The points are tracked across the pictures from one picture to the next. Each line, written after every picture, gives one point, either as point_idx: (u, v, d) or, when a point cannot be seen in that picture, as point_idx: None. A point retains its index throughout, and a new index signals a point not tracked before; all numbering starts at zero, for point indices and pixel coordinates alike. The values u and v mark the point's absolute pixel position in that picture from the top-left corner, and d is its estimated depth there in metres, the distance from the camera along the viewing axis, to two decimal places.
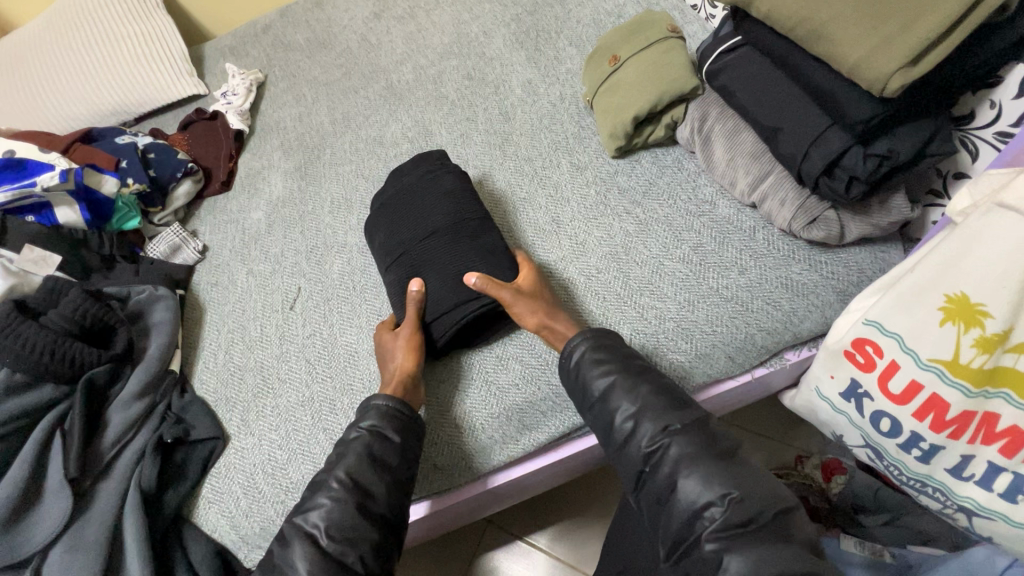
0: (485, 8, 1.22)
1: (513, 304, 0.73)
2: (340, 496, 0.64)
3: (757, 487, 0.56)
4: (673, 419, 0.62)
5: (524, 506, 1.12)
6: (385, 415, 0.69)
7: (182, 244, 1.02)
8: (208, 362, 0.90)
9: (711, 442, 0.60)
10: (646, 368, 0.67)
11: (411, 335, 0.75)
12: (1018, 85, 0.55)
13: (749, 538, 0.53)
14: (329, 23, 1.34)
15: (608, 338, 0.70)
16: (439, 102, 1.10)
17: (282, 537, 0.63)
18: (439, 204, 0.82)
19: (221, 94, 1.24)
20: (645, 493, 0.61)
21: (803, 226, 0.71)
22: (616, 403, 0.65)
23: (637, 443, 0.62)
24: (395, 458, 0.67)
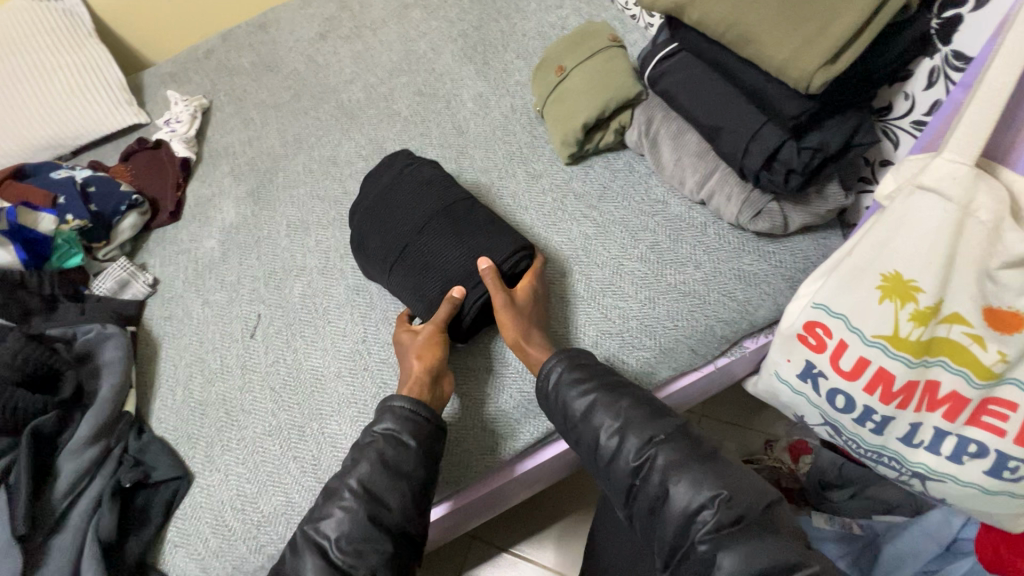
0: (432, 25, 1.23)
1: (500, 311, 0.73)
2: (352, 506, 0.63)
3: (744, 486, 0.58)
4: (655, 430, 0.63)
5: (517, 513, 1.11)
6: (401, 419, 0.67)
7: (131, 279, 0.98)
8: (166, 400, 0.86)
9: (694, 448, 0.61)
10: (624, 384, 0.68)
11: (434, 338, 0.73)
12: (926, 78, 0.60)
13: (743, 539, 0.54)
14: (274, 46, 1.33)
15: (587, 358, 0.71)
16: (392, 119, 1.10)
17: (293, 546, 0.63)
18: (420, 194, 0.82)
19: (164, 122, 1.20)
20: (638, 503, 0.62)
21: (749, 218, 0.75)
22: (598, 419, 0.66)
23: (623, 457, 0.63)
24: (410, 462, 0.65)
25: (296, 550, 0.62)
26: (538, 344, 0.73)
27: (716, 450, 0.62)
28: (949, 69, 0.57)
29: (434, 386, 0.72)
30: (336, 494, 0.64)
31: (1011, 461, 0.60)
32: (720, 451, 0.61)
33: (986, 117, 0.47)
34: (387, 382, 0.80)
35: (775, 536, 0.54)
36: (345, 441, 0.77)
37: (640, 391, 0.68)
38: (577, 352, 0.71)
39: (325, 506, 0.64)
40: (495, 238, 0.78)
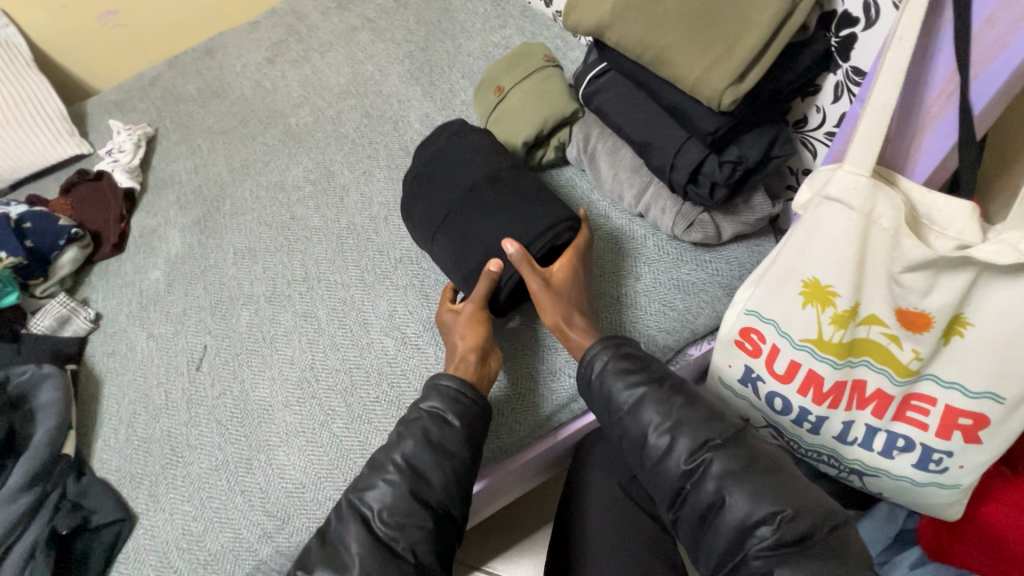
0: (379, 47, 1.24)
1: (538, 293, 0.72)
2: (397, 480, 0.62)
3: (808, 500, 0.56)
4: (710, 433, 0.61)
5: (498, 524, 1.10)
6: (447, 398, 0.67)
7: (72, 315, 0.95)
8: (109, 439, 0.84)
9: (751, 455, 0.59)
10: (676, 382, 0.66)
11: (478, 317, 0.74)
12: (832, 93, 0.63)
13: (807, 559, 0.53)
14: (221, 72, 1.31)
15: (635, 348, 0.69)
16: (339, 142, 1.10)
17: (338, 511, 0.62)
18: (471, 156, 0.82)
19: (107, 152, 1.18)
20: (684, 511, 0.60)
21: (683, 230, 0.77)
22: (649, 414, 0.63)
23: (675, 458, 0.61)
24: (455, 443, 0.65)
25: (340, 516, 0.62)
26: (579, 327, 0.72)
27: (773, 458, 0.60)
28: (851, 84, 0.60)
29: (479, 366, 0.72)
30: (382, 466, 0.63)
31: (936, 453, 0.63)
32: (778, 461, 0.59)
33: (875, 135, 0.50)
34: (335, 409, 0.79)
35: (840, 554, 0.53)
36: (293, 471, 0.75)
37: (693, 389, 0.66)
38: (621, 340, 0.69)
39: (370, 476, 0.63)
40: (537, 207, 0.76)
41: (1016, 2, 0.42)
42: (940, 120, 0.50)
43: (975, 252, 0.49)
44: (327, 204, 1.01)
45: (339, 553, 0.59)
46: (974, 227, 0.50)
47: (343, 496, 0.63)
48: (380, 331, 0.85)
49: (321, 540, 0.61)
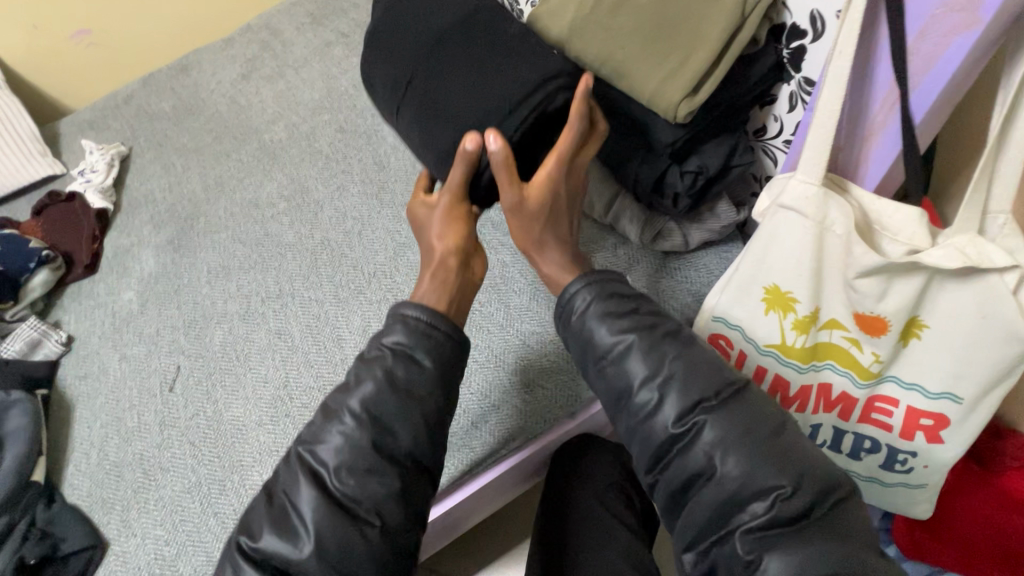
0: (353, 62, 1.24)
1: (510, 213, 0.63)
2: (355, 432, 0.56)
3: (811, 475, 0.51)
4: (706, 393, 0.54)
5: (480, 535, 1.08)
6: (415, 332, 0.60)
7: (43, 339, 0.94)
8: (80, 464, 0.83)
9: (751, 417, 0.53)
10: (668, 328, 0.59)
11: (456, 221, 0.65)
12: (787, 102, 0.64)
13: (805, 543, 0.48)
14: (195, 89, 1.31)
15: (624, 287, 0.61)
16: (313, 158, 1.10)
17: (288, 461, 0.57)
18: (437, 9, 0.71)
19: (79, 172, 1.17)
20: (667, 477, 0.55)
21: (652, 239, 0.80)
22: (636, 363, 0.57)
23: (663, 419, 0.55)
24: (426, 386, 0.58)
25: (289, 467, 0.56)
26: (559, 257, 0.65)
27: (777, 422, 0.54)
28: (804, 93, 0.62)
29: (459, 277, 0.64)
30: (336, 414, 0.57)
31: (901, 454, 0.64)
32: (781, 424, 0.54)
33: (823, 144, 0.51)
34: None
35: (842, 535, 0.49)
36: None
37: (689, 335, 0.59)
38: (606, 278, 0.61)
39: (325, 424, 0.57)
40: (516, 59, 0.64)
41: (948, 16, 0.43)
42: (885, 129, 0.51)
43: (924, 257, 0.51)
44: (301, 220, 1.01)
45: (289, 517, 0.54)
46: (923, 232, 0.52)
47: (293, 447, 0.58)
48: (354, 347, 0.85)
49: (268, 499, 0.56)
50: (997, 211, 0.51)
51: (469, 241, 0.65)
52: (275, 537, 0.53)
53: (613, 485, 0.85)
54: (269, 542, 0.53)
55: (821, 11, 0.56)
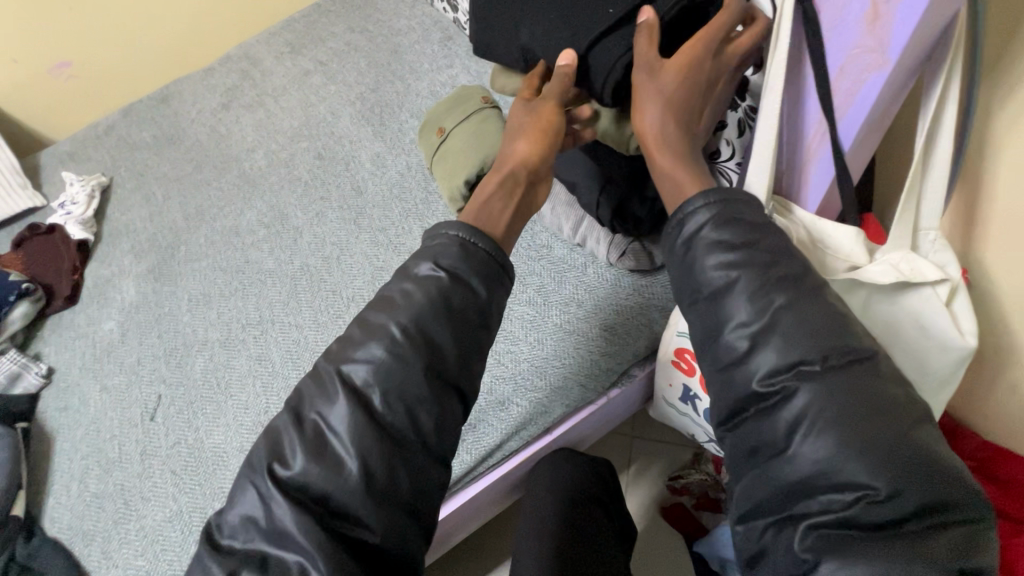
0: (331, 89, 1.28)
1: (640, 87, 0.57)
2: (401, 350, 0.55)
3: (921, 475, 0.44)
4: (817, 354, 0.48)
5: (468, 553, 1.09)
6: (462, 254, 0.59)
7: (23, 371, 0.94)
8: (60, 497, 0.83)
9: (867, 398, 0.46)
10: (786, 270, 0.51)
11: (546, 125, 0.64)
12: (735, 129, 0.68)
13: (875, 555, 0.43)
14: (176, 119, 1.33)
15: (748, 212, 0.53)
16: (293, 185, 1.13)
17: (322, 382, 0.56)
18: None
19: (59, 204, 1.18)
20: (741, 437, 0.52)
21: (617, 258, 0.81)
22: (738, 300, 0.51)
23: (751, 370, 0.50)
24: (479, 308, 0.58)
25: (325, 390, 0.55)
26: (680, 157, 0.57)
27: (900, 403, 0.47)
28: (750, 120, 0.67)
29: (522, 193, 0.64)
30: (378, 330, 0.56)
31: None
32: (905, 416, 0.46)
33: (762, 170, 0.55)
34: None
35: (925, 556, 0.43)
36: None
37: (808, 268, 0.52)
38: (732, 196, 0.54)
39: (361, 342, 0.56)
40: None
41: (862, 57, 0.48)
42: (818, 158, 0.55)
43: (863, 272, 0.55)
44: (281, 246, 1.03)
45: (328, 443, 0.53)
46: (860, 249, 0.55)
47: (329, 365, 0.56)
48: None
49: (297, 422, 0.54)
50: (927, 228, 0.54)
51: (541, 160, 0.64)
52: (313, 463, 0.52)
53: (592, 500, 0.88)
54: (302, 468, 0.52)
55: (761, 48, 0.62)
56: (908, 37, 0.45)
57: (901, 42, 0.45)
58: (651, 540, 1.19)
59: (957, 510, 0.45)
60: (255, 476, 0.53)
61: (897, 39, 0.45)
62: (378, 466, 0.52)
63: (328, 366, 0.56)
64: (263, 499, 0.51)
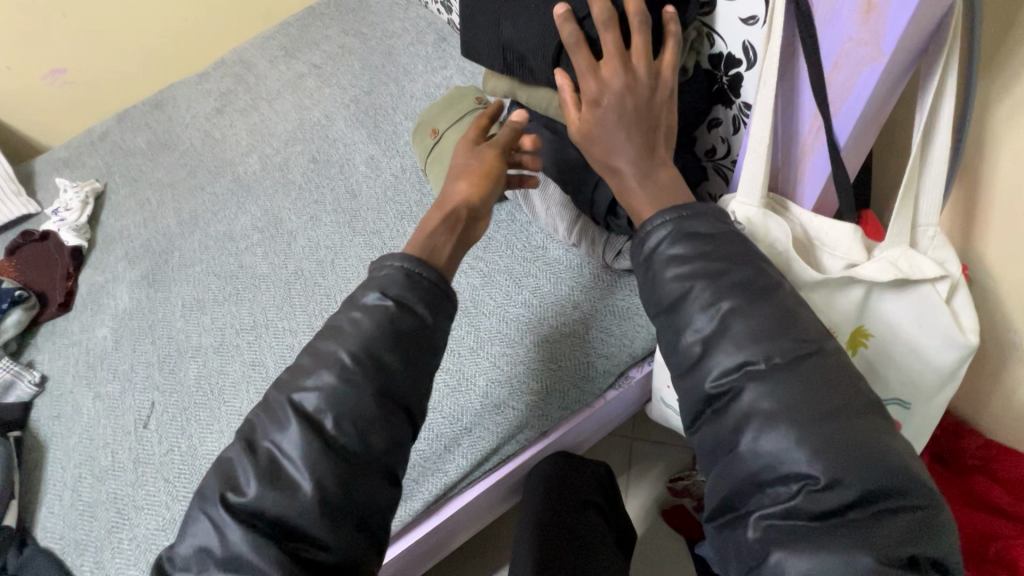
0: (325, 92, 1.27)
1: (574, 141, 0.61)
2: (351, 376, 0.54)
3: (873, 467, 0.44)
4: (773, 349, 0.48)
5: (468, 556, 1.08)
6: (407, 281, 0.58)
7: (16, 379, 0.94)
8: (52, 506, 0.82)
9: (817, 392, 0.46)
10: (739, 276, 0.50)
11: (489, 165, 0.67)
12: (729, 125, 0.68)
13: (818, 544, 0.43)
14: (170, 124, 1.33)
15: (704, 223, 0.53)
16: (287, 188, 1.12)
17: (269, 407, 0.55)
18: None
19: (53, 210, 1.18)
20: (703, 434, 0.51)
21: (613, 258, 0.81)
22: (694, 308, 0.51)
23: (705, 370, 0.50)
24: (427, 333, 0.57)
25: (272, 418, 0.54)
26: (644, 177, 0.56)
27: (858, 399, 0.46)
28: (743, 117, 0.65)
29: (463, 228, 0.65)
30: (328, 357, 0.55)
31: None
32: (857, 407, 0.45)
33: (758, 167, 0.54)
34: None
35: (871, 546, 0.42)
36: None
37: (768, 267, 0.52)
38: (688, 208, 0.54)
39: (312, 370, 0.56)
40: None
41: (857, 49, 0.47)
42: (815, 152, 0.54)
43: (859, 271, 0.54)
44: (274, 251, 1.03)
45: (282, 468, 0.52)
46: (858, 247, 0.54)
47: (280, 395, 0.55)
48: None
49: (250, 450, 0.53)
50: (925, 224, 0.53)
51: (478, 199, 0.66)
52: (266, 489, 0.51)
53: (591, 505, 0.87)
54: (259, 494, 0.51)
55: (753, 42, 0.58)
56: (902, 30, 0.43)
57: (895, 36, 0.44)
58: (653, 541, 1.18)
59: (908, 498, 0.44)
60: (206, 505, 0.51)
61: (891, 31, 0.44)
62: (332, 492, 0.51)
63: (279, 394, 0.55)
64: (217, 526, 0.50)
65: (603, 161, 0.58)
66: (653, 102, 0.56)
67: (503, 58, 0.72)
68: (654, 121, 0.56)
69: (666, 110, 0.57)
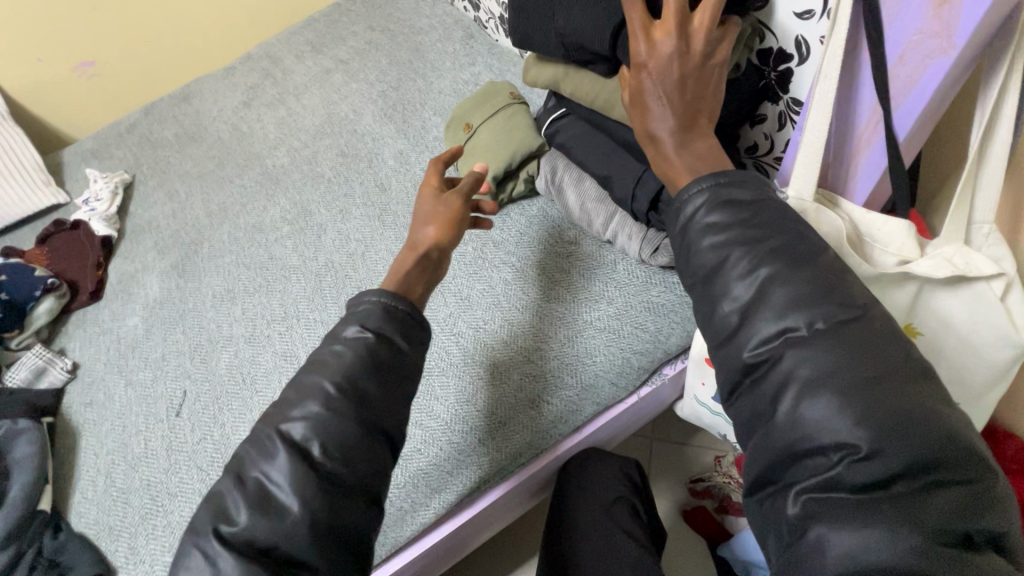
0: (352, 88, 1.27)
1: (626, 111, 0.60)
2: (336, 406, 0.55)
3: (925, 437, 0.43)
4: (814, 316, 0.47)
5: (490, 547, 1.08)
6: (385, 313, 0.60)
7: (48, 366, 0.94)
8: (86, 492, 0.83)
9: (862, 358, 0.45)
10: (780, 243, 0.49)
11: (453, 212, 0.70)
12: (775, 121, 0.68)
13: (860, 518, 0.43)
14: (197, 117, 1.33)
15: (742, 190, 0.52)
16: (316, 181, 1.12)
17: (255, 438, 0.56)
18: None
19: (84, 200, 1.19)
20: (739, 405, 0.51)
21: (650, 254, 0.81)
22: (732, 278, 0.50)
23: (743, 340, 0.49)
24: (403, 362, 0.59)
25: (262, 448, 0.55)
26: (680, 146, 0.55)
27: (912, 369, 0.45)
28: (792, 113, 0.65)
29: (433, 269, 0.68)
30: (312, 388, 0.56)
31: None
32: (904, 374, 0.44)
33: (814, 160, 0.54)
34: None
35: (913, 524, 0.42)
36: None
37: (804, 231, 0.51)
38: (727, 177, 0.53)
39: (297, 402, 0.56)
40: None
41: (924, 43, 0.48)
42: (870, 145, 0.56)
43: (914, 267, 0.53)
44: (304, 243, 1.03)
45: (272, 495, 0.52)
46: (912, 244, 0.54)
47: (268, 427, 0.56)
48: None
49: (240, 481, 0.54)
50: (981, 221, 0.53)
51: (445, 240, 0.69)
52: (256, 516, 0.51)
53: (620, 500, 0.86)
54: (248, 523, 0.51)
55: (806, 36, 0.59)
56: (976, 24, 0.45)
57: (968, 29, 0.45)
58: (672, 540, 1.18)
59: (955, 471, 0.43)
60: (199, 538, 0.51)
61: (965, 25, 0.45)
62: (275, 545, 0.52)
63: (267, 428, 0.56)
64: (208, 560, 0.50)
65: (641, 129, 0.57)
66: (700, 71, 0.54)
67: (564, 54, 0.72)
68: (700, 90, 0.55)
69: (710, 83, 0.56)
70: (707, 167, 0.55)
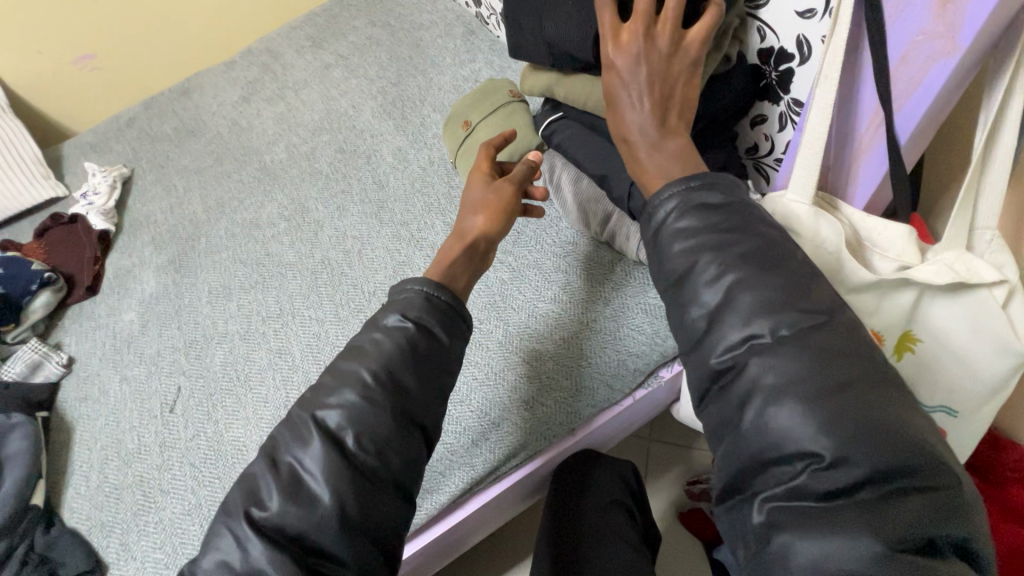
0: (352, 83, 1.26)
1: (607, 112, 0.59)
2: (373, 396, 0.54)
3: (890, 442, 0.42)
4: (778, 321, 0.46)
5: (483, 548, 1.08)
6: (426, 303, 0.58)
7: (44, 360, 0.94)
8: (79, 486, 0.83)
9: (827, 363, 0.44)
10: (747, 247, 0.49)
11: (502, 203, 0.68)
12: (776, 122, 0.67)
13: (827, 525, 0.42)
14: (197, 111, 1.33)
15: (713, 194, 0.51)
16: (314, 178, 1.12)
17: (291, 422, 0.56)
18: None
19: (82, 194, 1.19)
20: (708, 413, 0.50)
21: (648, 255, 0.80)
22: (701, 283, 0.49)
23: (711, 345, 0.49)
24: (443, 354, 0.58)
25: (296, 433, 0.55)
26: (652, 146, 0.54)
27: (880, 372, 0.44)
28: (792, 114, 0.64)
29: (480, 259, 0.67)
30: (350, 376, 0.55)
31: None
32: (872, 378, 0.43)
33: (813, 163, 0.53)
34: None
35: (878, 532, 0.41)
36: None
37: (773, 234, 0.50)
38: (697, 178, 0.52)
39: (335, 388, 0.55)
40: None
41: (927, 43, 0.47)
42: (871, 148, 0.55)
43: (913, 273, 0.52)
44: (301, 240, 1.03)
45: (304, 484, 0.52)
46: (912, 250, 0.53)
47: (304, 412, 0.55)
48: None
49: (273, 465, 0.54)
50: (983, 227, 0.51)
51: (491, 229, 0.67)
52: (289, 505, 0.51)
53: (615, 503, 0.86)
54: (279, 509, 0.51)
55: (808, 35, 0.58)
56: (981, 24, 0.43)
57: (973, 30, 0.44)
58: (667, 542, 1.17)
59: (927, 477, 0.42)
60: (232, 522, 0.51)
61: (969, 25, 0.44)
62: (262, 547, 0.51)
63: (302, 412, 0.55)
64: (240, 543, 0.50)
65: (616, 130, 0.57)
66: (669, 71, 0.53)
67: (553, 61, 0.72)
68: (669, 91, 0.54)
69: (682, 80, 0.54)
70: (680, 168, 0.53)
